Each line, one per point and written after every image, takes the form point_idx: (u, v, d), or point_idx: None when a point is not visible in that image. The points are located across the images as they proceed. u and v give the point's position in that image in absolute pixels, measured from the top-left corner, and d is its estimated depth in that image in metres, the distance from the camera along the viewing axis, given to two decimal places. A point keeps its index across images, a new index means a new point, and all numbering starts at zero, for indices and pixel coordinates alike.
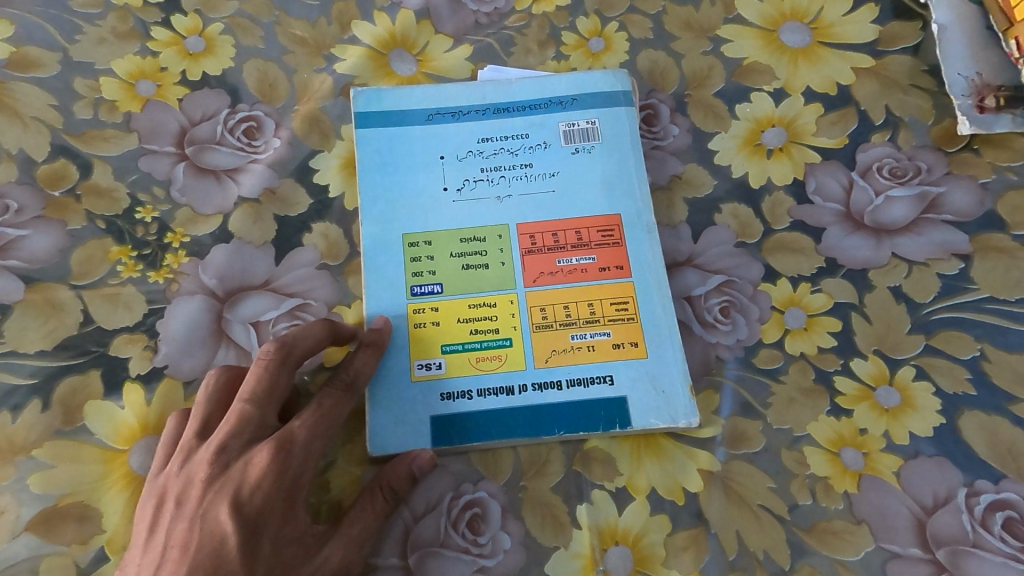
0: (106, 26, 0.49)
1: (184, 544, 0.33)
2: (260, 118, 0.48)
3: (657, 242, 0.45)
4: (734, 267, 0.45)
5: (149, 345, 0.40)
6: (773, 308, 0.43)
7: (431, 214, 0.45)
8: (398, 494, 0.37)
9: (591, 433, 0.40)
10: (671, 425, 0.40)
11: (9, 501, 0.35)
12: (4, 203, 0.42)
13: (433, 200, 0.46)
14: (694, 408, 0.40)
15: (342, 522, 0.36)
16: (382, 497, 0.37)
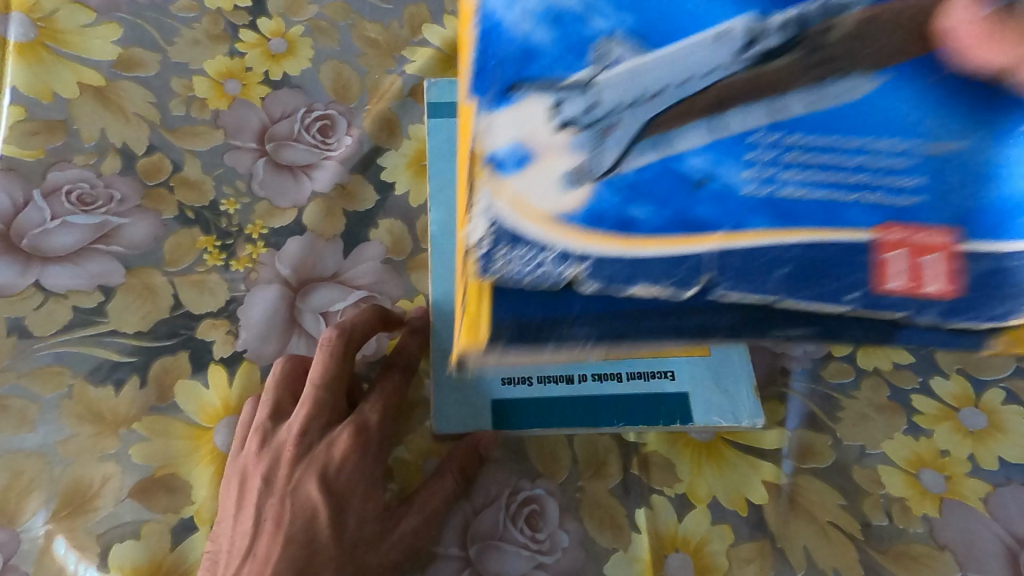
0: (199, 29, 0.52)
1: (278, 516, 0.37)
2: (334, 116, 0.50)
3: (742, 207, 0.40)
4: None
5: (230, 330, 0.43)
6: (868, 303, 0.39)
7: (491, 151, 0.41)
8: (467, 476, 0.39)
9: (651, 427, 0.40)
10: (734, 424, 0.39)
11: (113, 468, 0.38)
12: (109, 192, 0.46)
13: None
14: (759, 409, 0.39)
15: (415, 499, 0.38)
16: (453, 478, 0.38)
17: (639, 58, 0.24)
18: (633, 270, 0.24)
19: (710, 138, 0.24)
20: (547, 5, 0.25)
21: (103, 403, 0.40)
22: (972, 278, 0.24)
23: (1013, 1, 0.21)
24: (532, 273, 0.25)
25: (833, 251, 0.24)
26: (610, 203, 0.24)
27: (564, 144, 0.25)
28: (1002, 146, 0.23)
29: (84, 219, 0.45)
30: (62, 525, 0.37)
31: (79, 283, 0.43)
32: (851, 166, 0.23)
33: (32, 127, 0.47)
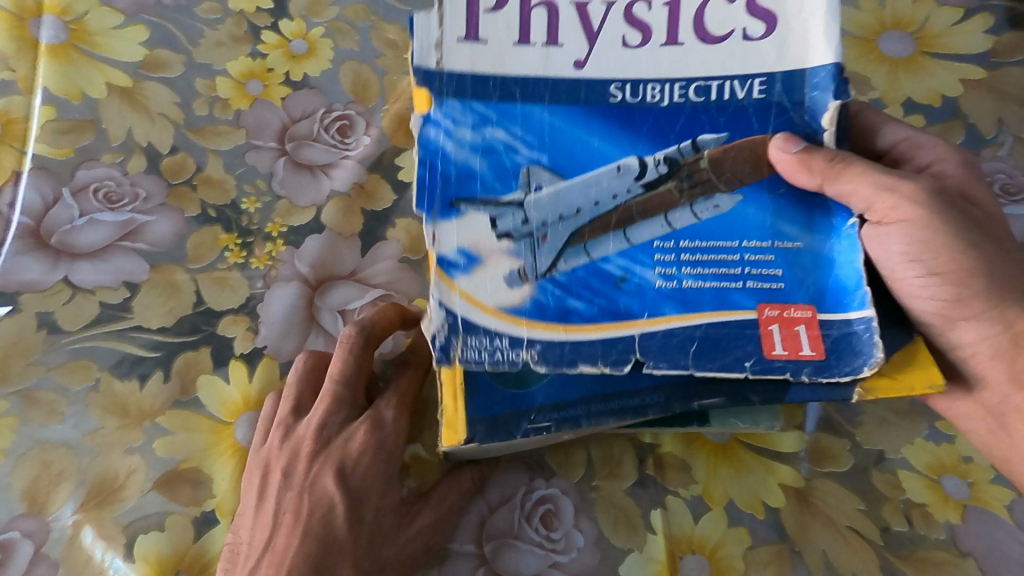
0: (222, 31, 0.53)
1: (295, 510, 0.37)
2: (353, 117, 0.51)
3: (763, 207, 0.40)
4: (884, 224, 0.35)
5: (251, 326, 0.44)
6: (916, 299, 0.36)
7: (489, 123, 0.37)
8: (481, 474, 0.40)
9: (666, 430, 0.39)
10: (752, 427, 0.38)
11: (138, 461, 0.39)
12: (135, 191, 0.47)
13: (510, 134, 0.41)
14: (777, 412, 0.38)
15: (431, 495, 0.38)
16: (467, 476, 0.39)
17: (556, 185, 0.34)
18: (575, 356, 0.32)
19: (626, 246, 0.34)
20: (479, 142, 0.35)
21: (128, 397, 0.41)
22: (829, 344, 0.32)
23: (810, 145, 0.33)
24: (491, 358, 0.32)
25: (730, 330, 0.32)
26: (549, 298, 0.33)
27: (508, 253, 0.33)
28: (829, 242, 0.34)
29: (110, 216, 0.46)
30: (90, 515, 0.38)
31: (105, 280, 0.44)
32: (736, 265, 0.33)
33: (62, 126, 0.48)
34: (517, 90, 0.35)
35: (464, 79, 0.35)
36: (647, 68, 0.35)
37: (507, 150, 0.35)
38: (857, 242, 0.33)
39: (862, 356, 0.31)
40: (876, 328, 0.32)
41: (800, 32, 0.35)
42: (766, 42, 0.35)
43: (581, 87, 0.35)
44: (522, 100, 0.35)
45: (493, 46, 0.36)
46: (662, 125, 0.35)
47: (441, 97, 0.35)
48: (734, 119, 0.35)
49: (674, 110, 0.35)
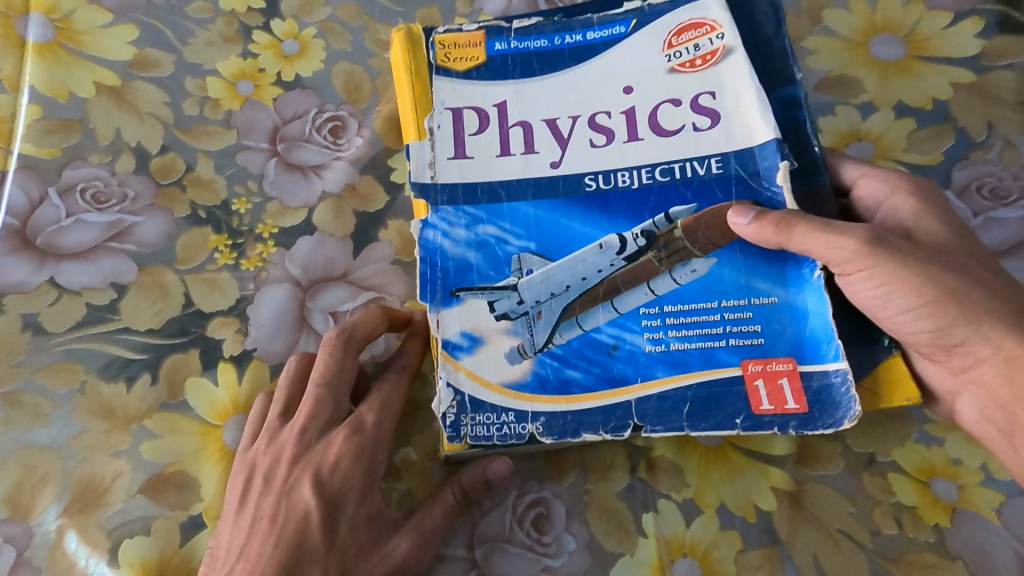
0: (213, 30, 0.52)
1: (271, 517, 0.36)
2: (345, 118, 0.51)
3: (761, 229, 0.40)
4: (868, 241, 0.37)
5: (240, 328, 0.43)
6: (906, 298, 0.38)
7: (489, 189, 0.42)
8: (467, 495, 0.38)
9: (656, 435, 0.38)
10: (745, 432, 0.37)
11: (124, 464, 0.39)
12: (123, 191, 0.46)
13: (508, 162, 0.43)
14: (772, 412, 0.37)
15: (415, 513, 0.38)
16: (451, 492, 0.38)
17: (546, 266, 0.40)
18: (578, 425, 0.37)
19: (614, 316, 0.39)
20: (473, 238, 0.41)
21: (114, 399, 0.40)
22: (811, 396, 0.37)
23: (761, 210, 0.38)
24: (499, 432, 0.37)
25: (719, 388, 0.37)
26: (548, 371, 0.38)
27: (508, 331, 0.39)
28: (801, 294, 0.38)
29: (98, 217, 0.45)
30: (74, 520, 0.37)
31: (93, 281, 0.43)
32: (717, 325, 0.38)
33: (49, 125, 0.47)
34: (503, 192, 0.42)
35: (455, 189, 0.42)
36: (616, 160, 0.42)
37: (499, 243, 0.41)
38: (825, 293, 0.38)
39: (843, 408, 0.36)
40: (850, 379, 0.36)
41: (742, 122, 0.42)
42: (714, 131, 0.42)
43: (559, 184, 0.42)
44: (507, 199, 0.42)
45: (480, 160, 0.42)
46: (636, 204, 0.41)
47: (436, 205, 0.42)
48: (699, 192, 0.41)
49: (646, 198, 0.41)
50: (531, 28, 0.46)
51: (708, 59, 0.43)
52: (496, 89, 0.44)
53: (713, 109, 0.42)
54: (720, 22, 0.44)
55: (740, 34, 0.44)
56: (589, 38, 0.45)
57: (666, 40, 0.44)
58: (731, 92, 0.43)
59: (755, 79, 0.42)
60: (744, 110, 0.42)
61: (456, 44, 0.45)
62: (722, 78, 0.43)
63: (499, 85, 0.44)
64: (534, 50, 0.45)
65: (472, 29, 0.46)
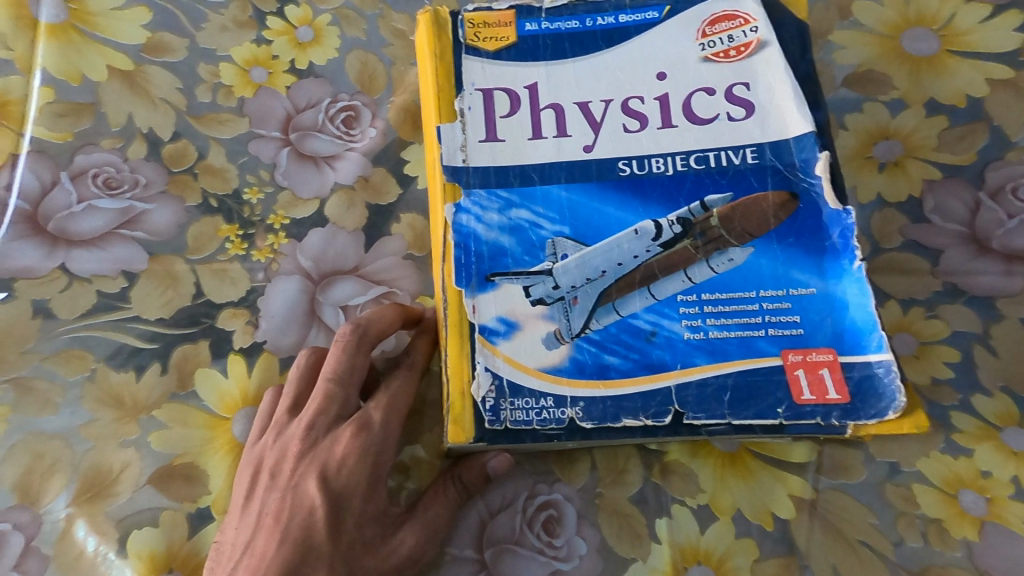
0: (227, 15, 0.51)
1: (277, 513, 0.36)
2: (359, 107, 0.50)
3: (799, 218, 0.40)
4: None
5: (250, 321, 0.43)
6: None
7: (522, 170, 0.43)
8: (470, 488, 0.38)
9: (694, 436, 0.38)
10: (775, 436, 0.37)
11: (132, 454, 0.38)
12: (134, 178, 0.46)
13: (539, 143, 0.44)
14: (800, 415, 0.37)
15: (419, 507, 0.37)
16: (456, 487, 0.38)
17: (581, 252, 0.40)
18: (619, 410, 0.37)
19: (652, 302, 0.39)
20: (506, 222, 0.41)
21: (124, 389, 0.40)
22: (852, 387, 0.37)
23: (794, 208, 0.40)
24: (538, 417, 0.37)
25: (761, 377, 0.37)
26: (586, 356, 0.38)
27: (543, 316, 0.39)
28: (840, 286, 0.39)
29: (109, 203, 0.45)
30: (82, 509, 0.37)
31: (103, 268, 0.43)
32: (757, 315, 0.38)
33: (61, 110, 0.47)
34: (536, 175, 0.42)
35: (487, 172, 0.42)
36: (648, 146, 0.42)
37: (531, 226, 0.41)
38: (866, 285, 0.38)
39: (886, 399, 0.36)
40: (893, 371, 0.37)
41: (777, 114, 0.42)
42: (749, 122, 0.42)
43: (593, 168, 0.42)
44: (540, 182, 0.42)
45: (512, 143, 0.42)
46: (672, 190, 0.41)
47: (469, 188, 0.42)
48: (735, 181, 0.41)
49: (681, 185, 0.41)
50: (562, 8, 0.46)
51: (740, 50, 0.44)
52: (528, 71, 0.44)
53: (746, 99, 0.43)
54: (753, 15, 0.44)
55: (775, 26, 0.44)
56: (622, 21, 0.45)
57: (699, 27, 0.45)
58: (764, 82, 0.43)
59: (790, 73, 0.43)
60: (776, 103, 0.43)
61: (486, 23, 0.45)
62: (757, 71, 0.43)
63: (531, 67, 0.44)
64: (566, 31, 0.45)
65: (502, 8, 0.46)
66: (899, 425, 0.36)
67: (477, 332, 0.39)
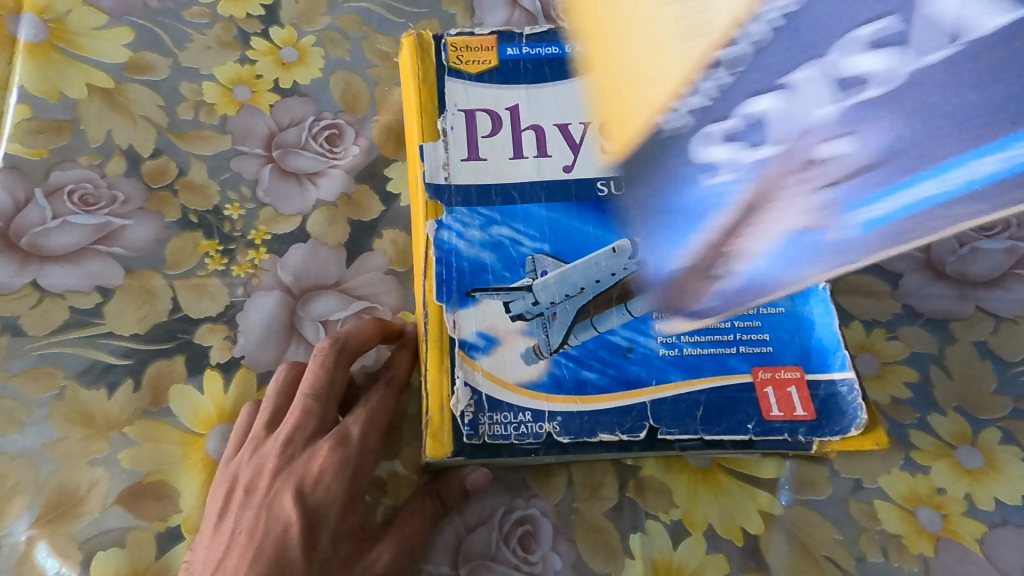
0: (211, 35, 0.52)
1: (250, 531, 0.35)
2: (342, 126, 0.50)
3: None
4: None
5: (228, 335, 0.43)
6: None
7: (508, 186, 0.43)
8: (447, 503, 0.38)
9: (667, 451, 0.39)
10: (744, 451, 0.38)
11: (101, 473, 0.38)
12: (112, 194, 0.45)
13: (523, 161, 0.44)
14: (769, 431, 0.38)
15: (395, 522, 0.37)
16: (433, 502, 0.38)
17: (560, 269, 0.41)
18: (595, 425, 0.38)
19: (629, 318, 0.40)
20: (487, 239, 0.42)
21: (95, 405, 0.39)
22: (818, 404, 0.38)
23: None
24: (516, 432, 0.38)
25: (732, 393, 0.39)
26: (564, 371, 0.39)
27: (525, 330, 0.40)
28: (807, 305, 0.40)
29: (85, 219, 0.44)
30: (46, 531, 0.36)
31: (77, 284, 0.43)
32: (729, 332, 0.40)
33: (40, 126, 0.47)
34: (517, 194, 0.43)
35: (469, 190, 0.43)
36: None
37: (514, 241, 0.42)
38: (832, 305, 0.40)
39: (849, 415, 0.38)
40: (857, 390, 0.38)
41: None
42: None
43: (572, 188, 0.43)
44: (520, 201, 0.43)
45: (493, 162, 0.44)
46: None
47: (451, 206, 0.42)
48: None
49: None
50: (543, 35, 0.47)
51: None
52: (509, 93, 0.46)
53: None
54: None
55: None
56: None
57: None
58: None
59: None
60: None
61: (468, 47, 0.47)
62: None
63: (512, 90, 0.46)
64: (546, 57, 0.47)
65: (484, 33, 0.47)
66: (861, 441, 0.37)
67: (457, 347, 0.39)
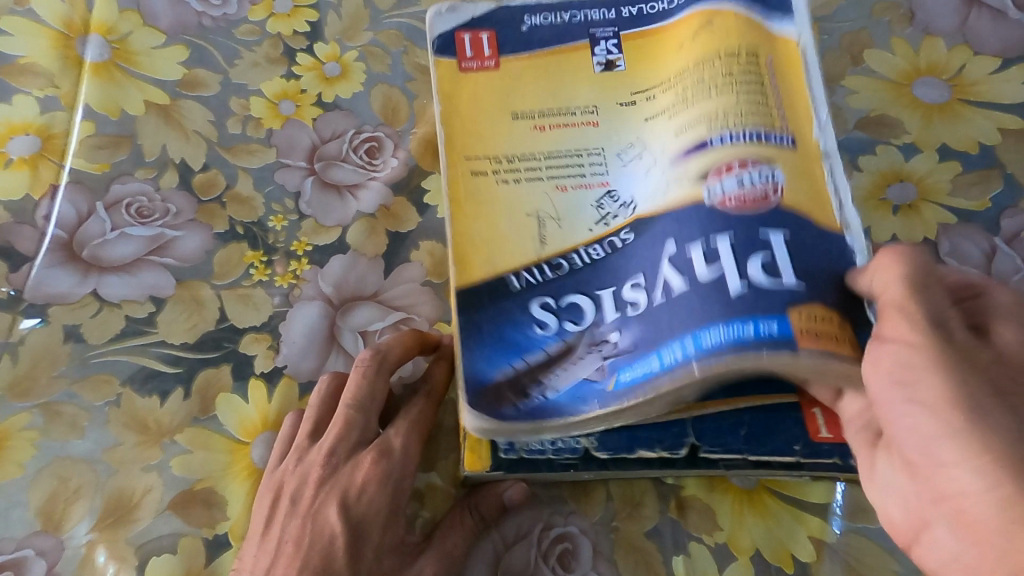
0: (259, 52, 0.54)
1: (297, 541, 0.36)
2: (382, 139, 0.51)
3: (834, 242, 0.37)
4: (917, 266, 0.33)
5: (272, 345, 0.43)
6: (795, 311, 0.34)
7: (540, 185, 0.43)
8: (487, 518, 0.38)
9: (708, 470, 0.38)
10: (789, 475, 0.38)
11: (154, 479, 0.39)
12: (165, 206, 0.47)
13: (561, 162, 0.43)
14: (817, 453, 0.37)
15: (436, 536, 0.37)
16: (473, 517, 0.38)
17: None
18: (634, 441, 0.38)
19: None
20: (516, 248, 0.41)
21: (148, 412, 0.41)
22: None
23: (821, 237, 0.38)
24: (554, 447, 0.38)
25: (774, 411, 0.37)
26: (585, 387, 0.37)
27: (557, 336, 0.38)
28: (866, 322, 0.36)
29: (141, 231, 0.46)
30: (103, 535, 0.37)
31: (132, 294, 0.44)
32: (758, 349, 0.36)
33: (99, 142, 0.49)
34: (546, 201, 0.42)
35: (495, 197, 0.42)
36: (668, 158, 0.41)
37: (541, 243, 0.41)
38: None
39: None
40: None
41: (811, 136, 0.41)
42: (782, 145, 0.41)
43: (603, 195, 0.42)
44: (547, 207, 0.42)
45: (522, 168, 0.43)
46: None
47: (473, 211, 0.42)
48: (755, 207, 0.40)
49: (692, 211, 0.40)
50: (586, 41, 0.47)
51: (780, 62, 0.42)
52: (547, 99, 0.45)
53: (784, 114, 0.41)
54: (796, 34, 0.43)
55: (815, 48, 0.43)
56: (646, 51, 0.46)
57: (742, 37, 0.42)
58: (800, 100, 0.42)
59: (822, 96, 0.42)
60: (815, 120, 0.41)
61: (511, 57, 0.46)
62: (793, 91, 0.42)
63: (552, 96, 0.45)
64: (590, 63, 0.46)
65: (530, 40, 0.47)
66: None
67: None
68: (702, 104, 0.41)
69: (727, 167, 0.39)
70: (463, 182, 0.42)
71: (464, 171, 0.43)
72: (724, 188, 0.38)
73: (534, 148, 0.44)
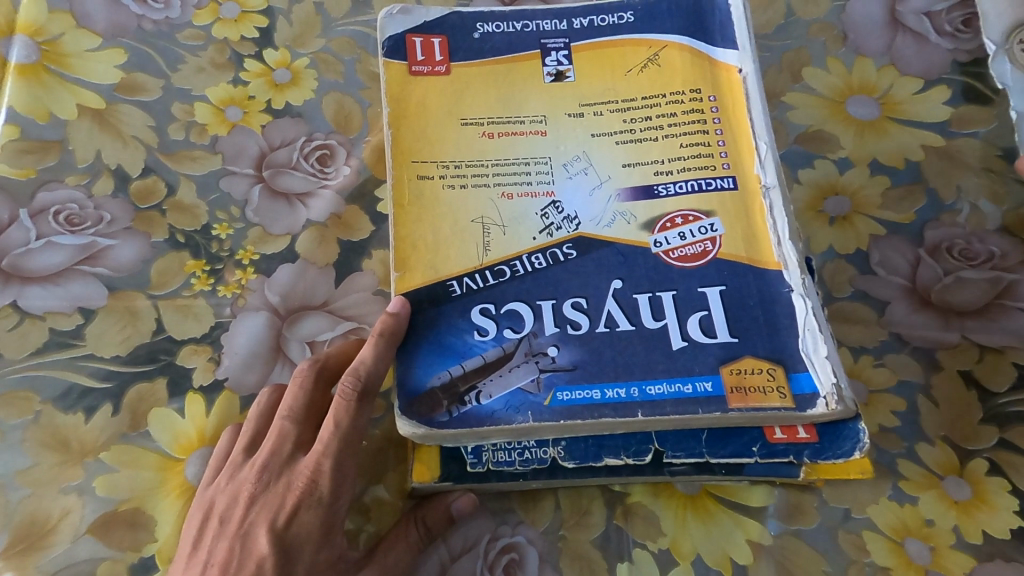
0: (204, 57, 0.52)
1: (225, 561, 0.35)
2: (333, 147, 0.50)
3: (770, 280, 0.40)
4: None
5: (212, 357, 0.42)
6: (722, 365, 0.38)
7: (485, 192, 0.43)
8: (432, 531, 0.37)
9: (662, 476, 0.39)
10: (734, 479, 0.38)
11: (74, 501, 0.37)
12: (98, 214, 0.45)
13: (507, 169, 0.44)
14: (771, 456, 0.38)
15: (377, 551, 0.37)
16: (417, 530, 0.37)
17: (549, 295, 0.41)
18: (599, 449, 0.38)
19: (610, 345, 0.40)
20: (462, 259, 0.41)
21: (71, 430, 0.39)
22: (822, 427, 0.38)
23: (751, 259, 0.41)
24: (520, 458, 0.38)
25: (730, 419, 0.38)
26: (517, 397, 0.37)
27: (495, 343, 0.39)
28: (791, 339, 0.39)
29: (70, 239, 0.44)
30: (14, 561, 0.35)
31: (58, 305, 0.42)
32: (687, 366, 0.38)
33: (28, 146, 0.47)
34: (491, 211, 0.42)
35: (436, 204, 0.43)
36: (626, 183, 0.43)
37: (484, 249, 0.41)
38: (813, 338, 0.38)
39: (853, 439, 0.38)
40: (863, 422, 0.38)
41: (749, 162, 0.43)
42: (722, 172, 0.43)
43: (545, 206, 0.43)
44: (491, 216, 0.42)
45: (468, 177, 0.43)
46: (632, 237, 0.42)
47: (417, 219, 0.42)
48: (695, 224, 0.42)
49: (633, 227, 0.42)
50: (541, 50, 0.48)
51: (725, 95, 0.45)
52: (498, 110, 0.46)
53: (729, 147, 0.44)
54: (739, 63, 0.46)
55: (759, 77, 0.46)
56: (598, 65, 0.47)
57: (686, 77, 0.46)
58: (744, 130, 0.44)
59: (764, 125, 0.44)
60: (755, 153, 0.43)
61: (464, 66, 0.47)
62: (733, 119, 0.45)
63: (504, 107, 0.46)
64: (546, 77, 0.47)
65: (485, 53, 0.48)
66: (849, 469, 0.38)
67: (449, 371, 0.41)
68: (655, 139, 0.44)
69: (671, 222, 0.42)
70: (408, 184, 0.43)
71: (409, 175, 0.43)
72: (665, 239, 0.42)
73: (481, 155, 0.44)
